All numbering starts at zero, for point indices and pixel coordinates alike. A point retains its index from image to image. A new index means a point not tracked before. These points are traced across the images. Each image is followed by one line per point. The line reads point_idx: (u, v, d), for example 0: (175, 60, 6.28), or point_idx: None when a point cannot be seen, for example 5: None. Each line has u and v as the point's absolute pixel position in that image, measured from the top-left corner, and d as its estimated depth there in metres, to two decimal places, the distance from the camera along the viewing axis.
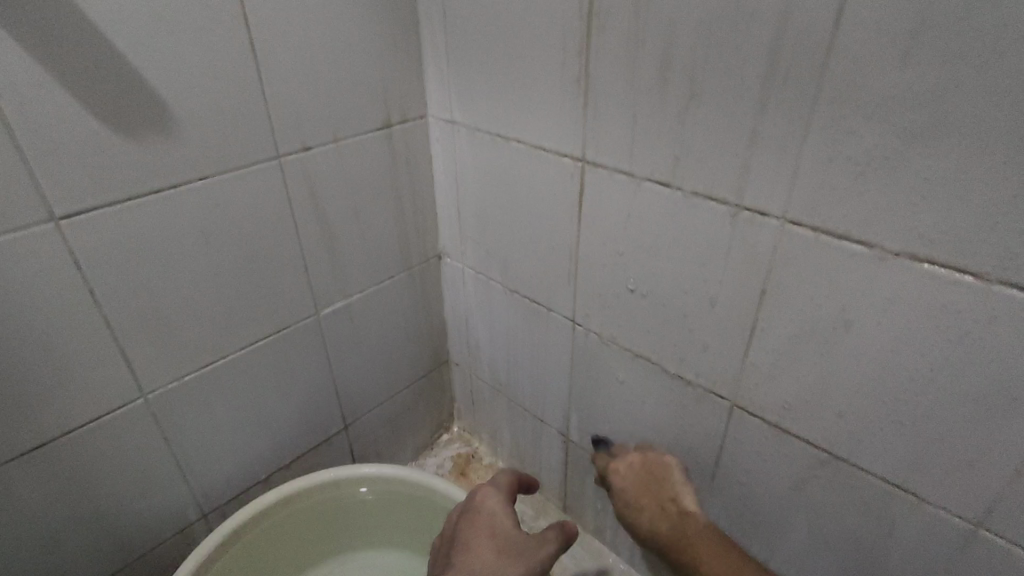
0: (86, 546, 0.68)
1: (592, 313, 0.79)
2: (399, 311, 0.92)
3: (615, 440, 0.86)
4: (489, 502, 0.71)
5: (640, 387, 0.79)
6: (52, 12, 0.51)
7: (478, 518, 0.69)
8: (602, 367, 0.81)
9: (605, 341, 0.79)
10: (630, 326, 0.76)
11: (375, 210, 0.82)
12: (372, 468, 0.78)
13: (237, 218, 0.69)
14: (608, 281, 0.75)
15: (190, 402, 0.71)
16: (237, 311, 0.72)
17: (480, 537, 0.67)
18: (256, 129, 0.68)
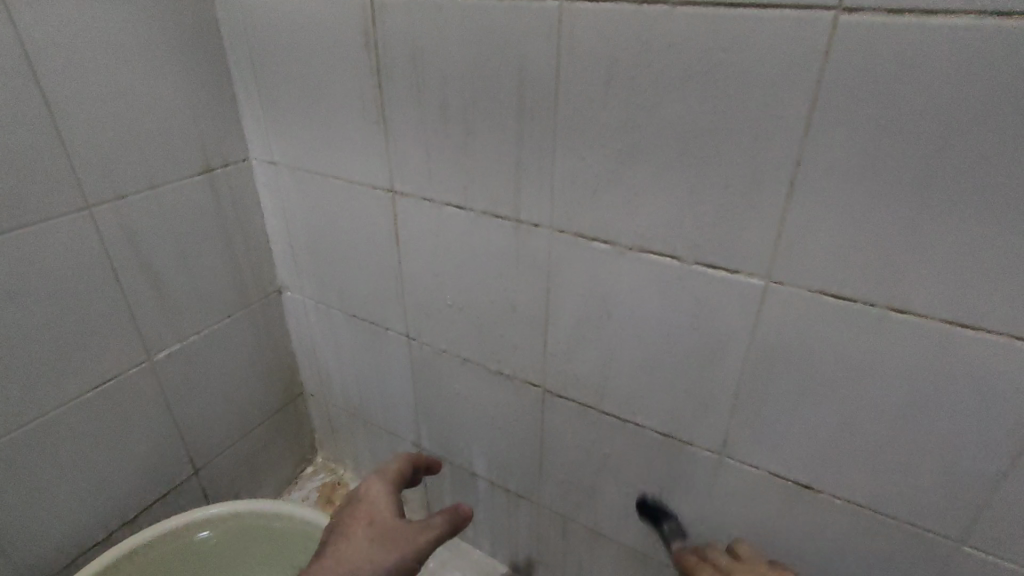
0: None
1: (421, 326, 0.85)
2: (241, 349, 0.97)
3: (460, 437, 0.93)
4: (378, 488, 0.62)
5: (471, 388, 0.86)
6: None
7: (361, 506, 0.60)
8: (437, 375, 0.89)
9: (436, 350, 0.86)
10: (454, 336, 0.83)
11: (204, 253, 0.87)
12: (225, 505, 0.89)
13: (49, 271, 0.70)
14: (430, 298, 0.82)
15: (5, 466, 0.72)
16: (56, 363, 0.74)
17: (358, 525, 0.58)
18: (59, 181, 0.69)
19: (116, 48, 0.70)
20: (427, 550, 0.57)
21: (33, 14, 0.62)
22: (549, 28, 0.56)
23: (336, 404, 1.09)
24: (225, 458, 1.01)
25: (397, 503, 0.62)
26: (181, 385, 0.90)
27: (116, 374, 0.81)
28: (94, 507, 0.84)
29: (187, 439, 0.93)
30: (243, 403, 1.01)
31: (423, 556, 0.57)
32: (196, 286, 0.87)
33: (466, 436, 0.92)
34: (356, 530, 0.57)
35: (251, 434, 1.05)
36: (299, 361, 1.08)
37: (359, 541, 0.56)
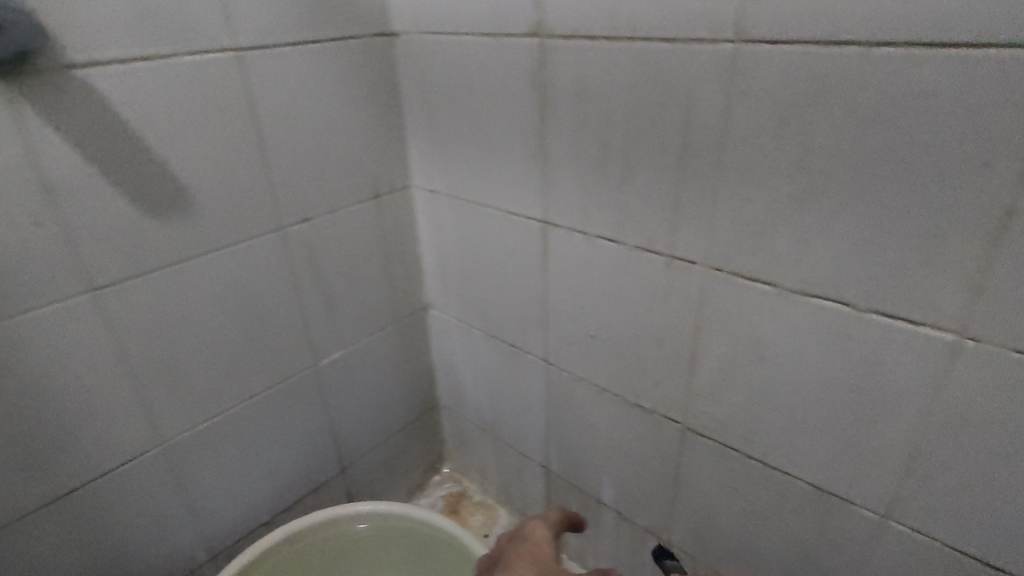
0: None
1: (561, 352, 0.88)
2: (389, 360, 1.05)
3: (588, 464, 0.94)
4: (546, 530, 0.67)
5: (605, 417, 0.87)
6: (103, 130, 0.63)
7: (529, 541, 0.65)
8: (572, 401, 0.90)
9: (574, 377, 0.88)
10: (593, 365, 0.84)
11: (367, 271, 0.96)
12: (371, 504, 0.96)
13: (248, 282, 0.81)
14: (573, 326, 0.84)
15: (200, 448, 0.84)
16: (246, 362, 0.85)
17: (524, 554, 0.63)
18: (262, 206, 0.79)
19: (316, 91, 0.80)
20: None
21: (258, 65, 0.73)
22: (724, 69, 0.56)
23: (467, 419, 1.14)
24: (367, 458, 1.10)
25: (557, 551, 0.66)
26: (338, 389, 0.99)
27: (289, 375, 0.91)
28: (261, 492, 0.94)
29: (338, 439, 1.02)
30: (386, 410, 1.09)
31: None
32: (357, 300, 0.96)
33: (596, 464, 0.93)
34: (523, 557, 0.62)
35: (390, 440, 1.12)
36: (437, 375, 1.15)
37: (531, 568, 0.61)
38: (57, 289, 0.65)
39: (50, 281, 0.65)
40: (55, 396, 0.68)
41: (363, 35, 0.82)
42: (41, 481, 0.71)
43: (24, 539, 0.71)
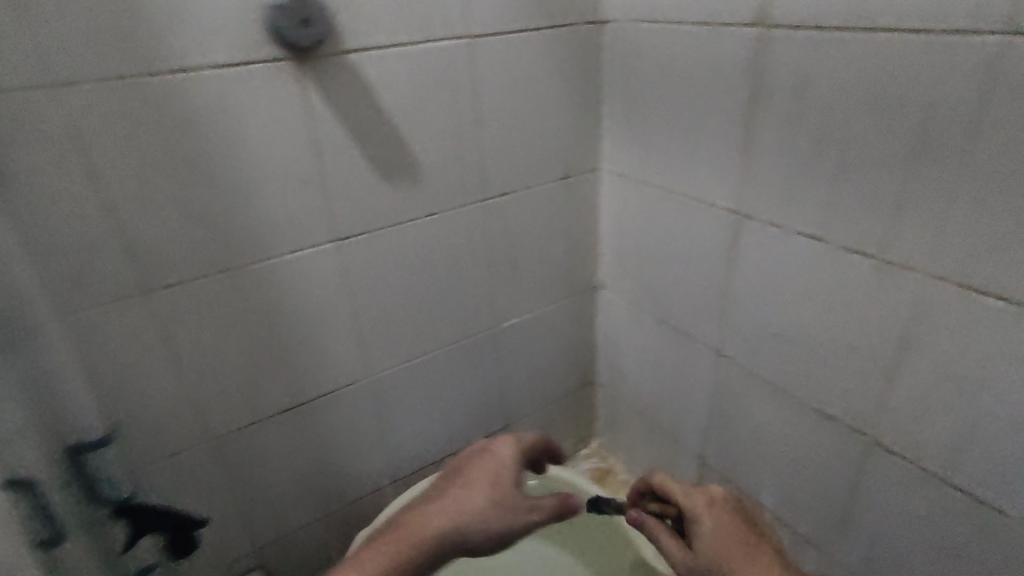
0: (316, 486, 0.93)
1: (735, 346, 0.87)
2: (558, 332, 1.11)
3: (749, 462, 0.92)
4: (491, 452, 0.77)
5: (778, 418, 0.85)
6: (362, 104, 0.75)
7: (490, 464, 0.75)
8: (742, 396, 0.89)
9: (748, 372, 0.87)
10: (771, 363, 0.82)
11: (549, 246, 1.02)
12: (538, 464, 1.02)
13: (451, 245, 0.91)
14: (754, 320, 0.82)
15: (400, 385, 0.94)
16: (444, 316, 0.94)
17: (483, 480, 0.74)
18: (470, 179, 0.88)
19: (528, 75, 0.87)
20: (532, 526, 0.71)
21: (485, 51, 0.82)
22: (982, 65, 0.52)
23: (624, 398, 1.17)
24: (527, 421, 1.17)
25: (514, 472, 0.75)
26: (514, 352, 1.06)
27: (475, 333, 0.99)
28: (439, 434, 1.04)
29: (506, 398, 1.11)
30: (549, 378, 1.16)
31: (530, 529, 0.71)
32: (537, 273, 1.03)
33: (760, 463, 0.91)
34: (480, 486, 0.73)
35: (548, 408, 1.19)
36: (598, 352, 1.19)
37: (480, 491, 0.72)
38: (315, 233, 0.77)
39: (311, 226, 0.76)
40: (303, 323, 0.81)
41: (574, 25, 0.87)
42: (286, 393, 0.84)
43: (267, 440, 0.85)
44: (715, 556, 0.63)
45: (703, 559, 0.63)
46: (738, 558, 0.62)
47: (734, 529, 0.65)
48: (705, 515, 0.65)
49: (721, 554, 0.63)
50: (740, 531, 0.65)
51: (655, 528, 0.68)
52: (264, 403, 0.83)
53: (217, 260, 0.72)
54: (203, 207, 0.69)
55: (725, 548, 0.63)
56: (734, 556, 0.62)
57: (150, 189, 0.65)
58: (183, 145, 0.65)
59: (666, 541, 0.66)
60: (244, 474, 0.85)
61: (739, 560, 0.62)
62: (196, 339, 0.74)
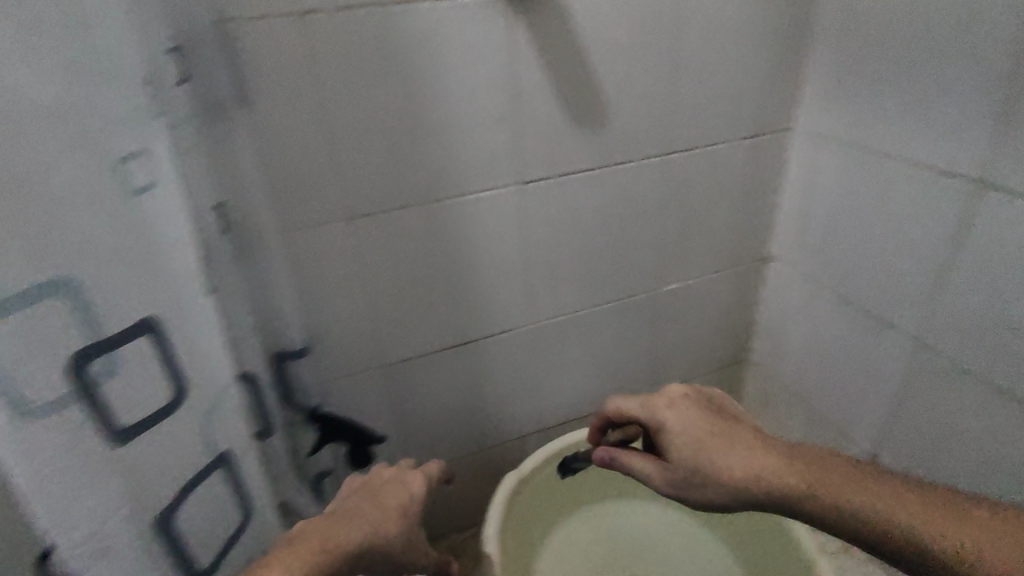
0: (468, 425, 0.97)
1: (947, 333, 0.78)
2: (720, 303, 1.05)
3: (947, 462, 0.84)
4: (405, 485, 0.61)
5: (994, 417, 0.76)
6: (565, 45, 0.73)
7: (397, 494, 0.60)
8: (947, 388, 0.81)
9: (960, 364, 0.77)
10: (995, 356, 0.73)
11: (726, 210, 0.95)
12: None
13: (627, 199, 0.87)
14: (980, 306, 0.73)
15: (557, 335, 0.95)
16: (609, 272, 0.93)
17: (391, 503, 0.59)
18: (657, 131, 0.84)
19: (734, 20, 0.80)
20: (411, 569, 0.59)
21: None
22: None
23: (784, 381, 1.10)
24: (674, 392, 1.12)
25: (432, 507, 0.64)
26: (673, 318, 1.02)
27: (638, 293, 0.97)
28: (586, 391, 1.04)
29: (656, 365, 1.07)
30: (704, 351, 1.10)
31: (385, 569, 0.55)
32: (709, 238, 0.97)
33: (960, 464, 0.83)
34: (392, 513, 0.57)
35: (697, 382, 1.13)
36: (758, 329, 1.12)
37: (387, 519, 0.57)
38: (501, 176, 0.78)
39: (498, 168, 0.77)
40: (479, 264, 0.83)
41: None
42: (455, 330, 0.87)
43: (433, 373, 0.89)
44: (690, 454, 0.63)
45: (685, 466, 0.63)
46: (707, 443, 0.62)
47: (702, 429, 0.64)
48: (664, 417, 0.67)
49: (697, 454, 0.62)
50: (709, 423, 0.64)
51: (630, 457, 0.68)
52: (438, 337, 0.86)
53: (414, 197, 0.75)
54: (410, 143, 0.71)
55: (694, 441, 0.63)
56: (709, 448, 0.62)
57: (367, 122, 0.68)
58: (398, 79, 0.68)
59: (639, 466, 0.68)
60: (411, 402, 0.90)
61: (709, 445, 0.62)
62: (387, 271, 0.78)
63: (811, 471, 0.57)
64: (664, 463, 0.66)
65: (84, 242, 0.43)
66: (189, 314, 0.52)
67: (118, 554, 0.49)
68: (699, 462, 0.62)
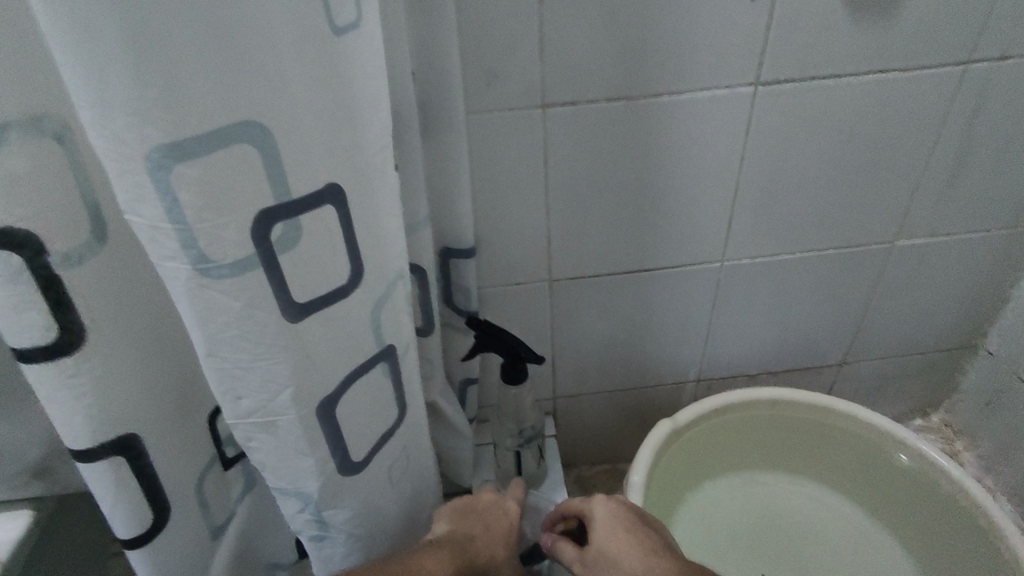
0: (624, 359, 0.88)
1: None
2: (967, 270, 0.84)
3: None
4: (501, 510, 0.62)
5: None
6: None
7: (498, 520, 0.61)
8: None
9: None
10: None
11: (1020, 150, 0.72)
12: (916, 438, 0.82)
13: (889, 122, 0.68)
14: None
15: (749, 279, 0.81)
16: (836, 211, 0.75)
17: (493, 537, 0.59)
18: (960, 29, 0.62)
19: None
20: None
21: None
22: None
23: None
24: (870, 366, 0.95)
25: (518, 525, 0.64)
26: (899, 281, 0.83)
27: (865, 244, 0.79)
28: (764, 347, 0.90)
29: (859, 332, 0.90)
30: (925, 325, 0.90)
31: None
32: (982, 185, 0.75)
33: None
34: (496, 547, 0.59)
35: (903, 359, 0.94)
36: (1006, 312, 0.89)
37: (494, 543, 0.59)
38: (732, 72, 0.63)
39: (731, 62, 0.62)
40: (680, 180, 0.70)
41: None
42: (633, 254, 0.76)
43: (599, 298, 0.80)
44: (601, 538, 0.53)
45: (595, 557, 0.52)
46: (623, 544, 0.52)
47: (631, 512, 0.55)
48: (593, 505, 0.57)
49: (607, 551, 0.52)
50: (642, 516, 0.56)
51: (567, 550, 0.55)
52: (613, 258, 0.76)
53: (622, 87, 0.63)
54: (633, 16, 0.58)
55: (612, 536, 0.53)
56: (621, 545, 0.51)
57: None
58: None
59: (566, 554, 0.55)
60: (570, 324, 0.82)
61: (626, 540, 0.52)
62: (574, 173, 0.68)
63: None
64: (581, 550, 0.54)
65: (280, 83, 0.36)
66: (376, 187, 0.45)
67: (282, 430, 0.46)
68: (614, 559, 0.51)
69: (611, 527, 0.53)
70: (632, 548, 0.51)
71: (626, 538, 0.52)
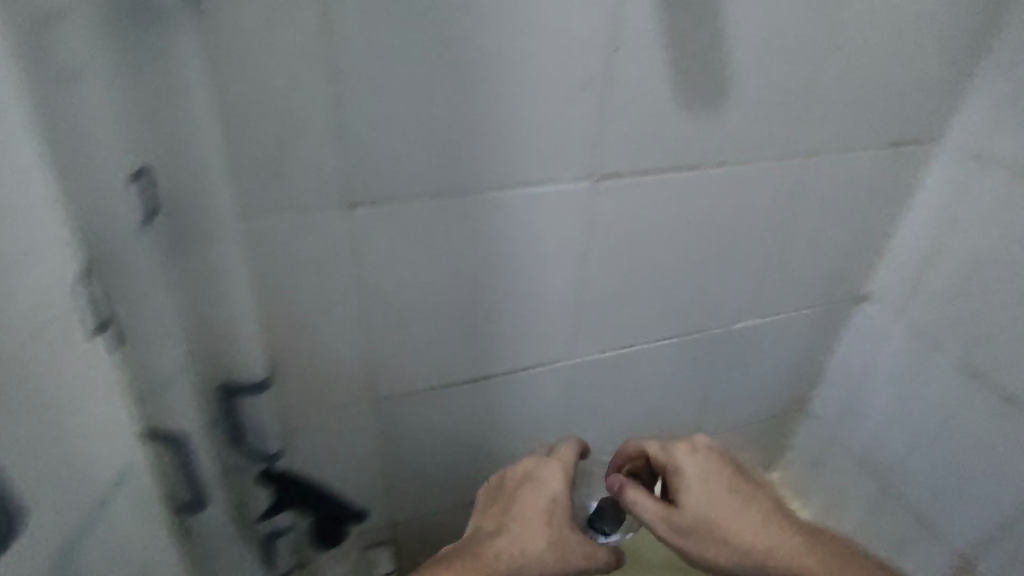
0: (470, 475, 0.76)
1: None
2: (794, 346, 0.85)
3: None
4: (540, 484, 0.59)
5: None
6: None
7: (534, 493, 0.59)
8: None
9: None
10: None
11: (833, 237, 0.74)
12: None
13: (722, 214, 0.66)
14: None
15: (596, 375, 0.75)
16: (675, 300, 0.71)
17: (535, 511, 0.57)
18: (781, 126, 0.61)
19: None
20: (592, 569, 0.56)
21: None
22: None
23: (854, 443, 0.91)
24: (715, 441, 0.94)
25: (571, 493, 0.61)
26: (736, 361, 0.82)
27: (705, 330, 0.76)
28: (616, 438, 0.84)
29: (704, 411, 0.88)
30: (761, 397, 0.91)
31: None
32: (805, 269, 0.76)
33: None
34: (536, 523, 0.56)
35: (744, 431, 0.95)
36: (827, 380, 0.93)
37: (540, 529, 0.55)
38: (566, 165, 0.56)
39: (563, 153, 0.55)
40: (518, 280, 0.62)
41: None
42: (469, 362, 0.66)
43: (437, 415, 0.68)
44: (703, 504, 0.56)
45: (699, 510, 0.56)
46: (731, 511, 0.56)
47: (725, 469, 0.59)
48: (683, 458, 0.60)
49: (714, 508, 0.56)
50: (739, 475, 0.59)
51: (658, 503, 0.56)
52: (448, 368, 0.65)
53: (440, 177, 0.52)
54: (447, 98, 0.49)
55: (713, 501, 0.56)
56: (727, 502, 0.56)
57: (385, 55, 0.45)
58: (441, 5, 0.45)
59: (645, 505, 0.57)
60: (403, 445, 0.68)
61: (730, 508, 0.56)
62: (392, 275, 0.56)
63: (833, 561, 0.54)
64: (670, 511, 0.56)
65: None
66: None
67: None
68: (718, 527, 0.55)
69: (711, 486, 0.57)
70: (745, 517, 0.56)
71: (734, 503, 0.56)
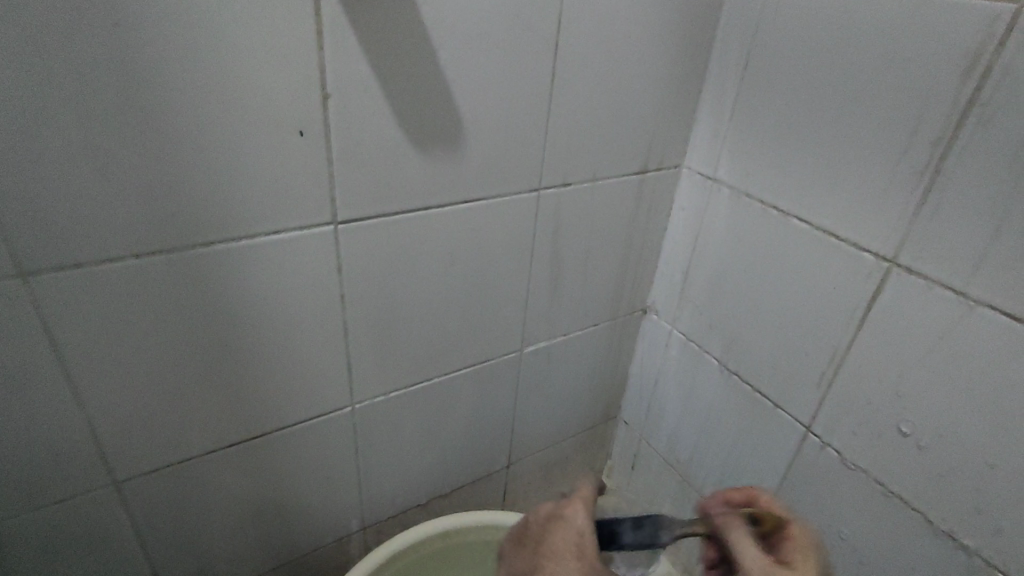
0: (262, 534, 0.73)
1: (831, 423, 0.68)
2: (591, 361, 0.90)
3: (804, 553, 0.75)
4: (568, 524, 0.51)
5: (867, 519, 0.67)
6: (396, 32, 0.51)
7: (564, 535, 0.51)
8: (820, 482, 0.71)
9: (838, 458, 0.68)
10: (880, 458, 0.64)
11: (604, 258, 0.79)
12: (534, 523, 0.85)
13: (486, 246, 0.68)
14: (869, 395, 0.63)
15: (387, 415, 0.74)
16: (455, 332, 0.72)
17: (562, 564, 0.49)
18: (525, 163, 0.65)
19: (625, 27, 0.62)
20: None
21: None
22: None
23: (655, 446, 0.97)
24: (532, 460, 0.96)
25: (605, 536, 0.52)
26: (534, 382, 0.85)
27: (495, 357, 0.78)
28: (424, 472, 0.84)
29: (514, 434, 0.90)
30: (570, 412, 0.95)
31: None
32: (583, 290, 0.81)
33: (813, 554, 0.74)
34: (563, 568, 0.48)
35: (559, 446, 0.98)
36: (629, 387, 0.99)
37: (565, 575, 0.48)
38: (302, 212, 0.55)
39: (295, 200, 0.54)
40: (272, 332, 0.59)
41: None
42: (233, 422, 0.62)
43: (206, 480, 0.64)
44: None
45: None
46: None
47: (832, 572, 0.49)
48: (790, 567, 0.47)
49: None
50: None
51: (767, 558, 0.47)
52: (209, 431, 0.61)
53: (145, 242, 0.49)
54: (134, 162, 0.45)
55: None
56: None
57: (44, 122, 0.41)
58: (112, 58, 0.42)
59: (743, 544, 0.48)
60: (166, 522, 0.64)
61: None
62: (107, 349, 0.52)
63: None
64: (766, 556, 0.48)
65: None
66: None
67: None
68: None
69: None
70: None
71: None
